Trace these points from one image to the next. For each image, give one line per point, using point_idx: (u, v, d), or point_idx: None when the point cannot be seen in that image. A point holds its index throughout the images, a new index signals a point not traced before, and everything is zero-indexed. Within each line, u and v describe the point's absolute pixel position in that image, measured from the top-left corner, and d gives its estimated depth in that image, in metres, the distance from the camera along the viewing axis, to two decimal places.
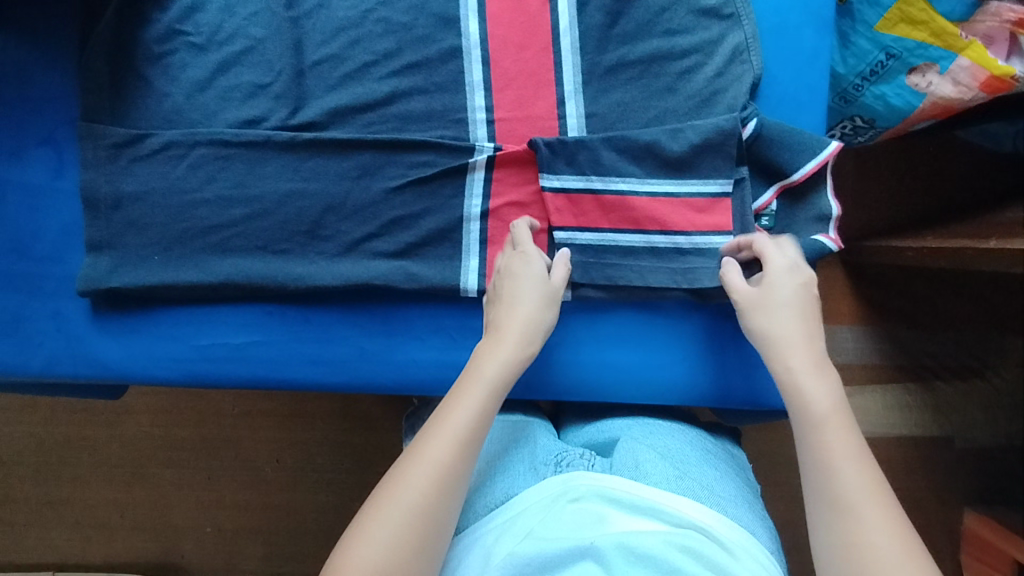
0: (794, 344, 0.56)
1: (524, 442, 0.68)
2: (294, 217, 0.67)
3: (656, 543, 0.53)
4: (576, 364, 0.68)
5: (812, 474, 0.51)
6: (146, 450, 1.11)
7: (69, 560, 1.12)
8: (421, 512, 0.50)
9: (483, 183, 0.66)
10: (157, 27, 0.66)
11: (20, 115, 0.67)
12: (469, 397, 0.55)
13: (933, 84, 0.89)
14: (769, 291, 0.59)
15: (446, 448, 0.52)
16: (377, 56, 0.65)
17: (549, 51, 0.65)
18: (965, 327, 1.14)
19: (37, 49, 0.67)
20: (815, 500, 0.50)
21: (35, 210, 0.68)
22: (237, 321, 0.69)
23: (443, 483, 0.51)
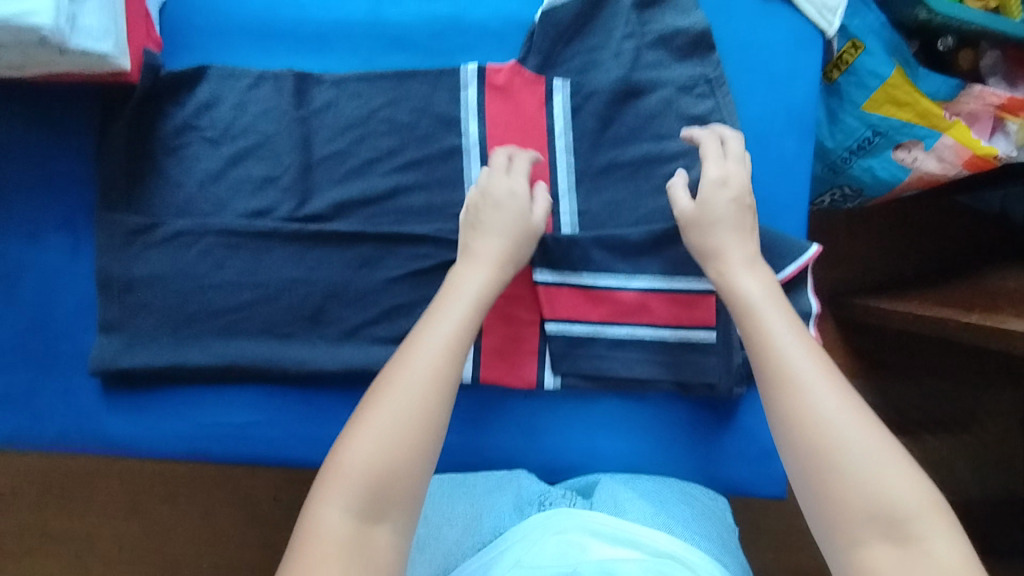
0: (758, 297, 0.57)
1: (506, 477, 0.70)
2: (298, 303, 0.70)
3: (635, 568, 0.54)
4: (563, 446, 0.71)
5: (792, 434, 0.50)
6: (147, 495, 1.13)
7: None
8: (410, 420, 0.51)
9: None
10: (173, 122, 0.69)
11: (39, 200, 0.71)
12: (439, 332, 0.56)
13: (919, 159, 0.92)
14: (729, 255, 0.59)
15: (429, 374, 0.53)
16: (381, 153, 0.69)
17: (545, 153, 0.68)
18: (954, 382, 1.16)
19: (57, 138, 0.70)
20: (793, 413, 0.50)
21: (50, 289, 0.71)
22: (241, 401, 0.72)
23: (422, 399, 0.52)
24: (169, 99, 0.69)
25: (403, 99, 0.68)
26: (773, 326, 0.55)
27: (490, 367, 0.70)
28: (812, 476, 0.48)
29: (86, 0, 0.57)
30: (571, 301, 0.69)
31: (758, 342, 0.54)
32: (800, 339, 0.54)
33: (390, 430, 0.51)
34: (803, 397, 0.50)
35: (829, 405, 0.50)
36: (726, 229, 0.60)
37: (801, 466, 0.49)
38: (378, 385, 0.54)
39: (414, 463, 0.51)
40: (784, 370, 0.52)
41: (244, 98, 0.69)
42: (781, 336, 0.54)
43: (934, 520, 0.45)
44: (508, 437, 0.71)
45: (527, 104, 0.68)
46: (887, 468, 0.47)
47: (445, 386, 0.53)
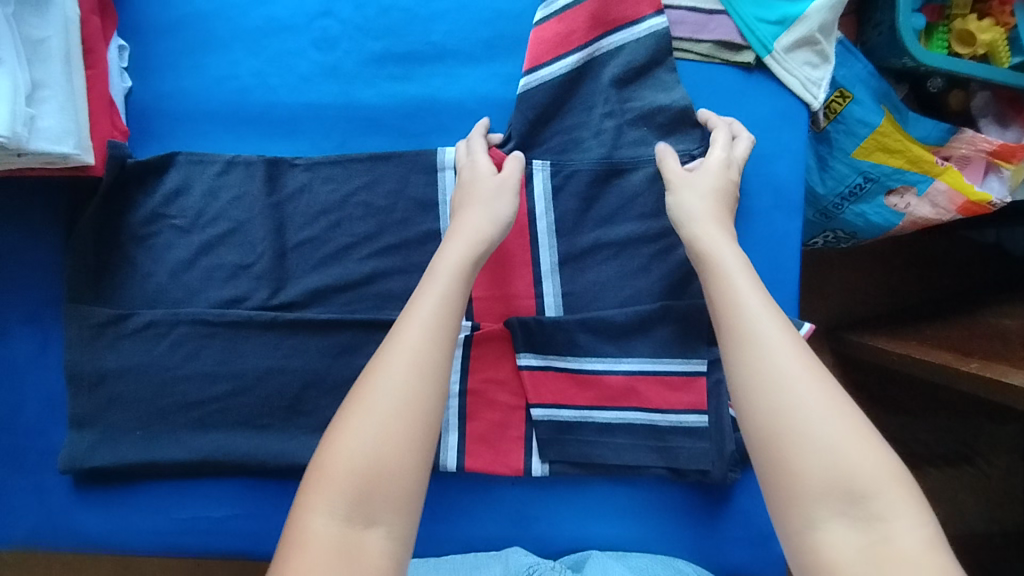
0: (728, 261, 0.54)
1: (494, 554, 0.67)
2: (276, 392, 0.68)
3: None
4: (554, 533, 0.68)
5: (756, 403, 0.47)
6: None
7: None
8: (402, 412, 0.48)
9: (461, 360, 0.67)
10: (142, 210, 0.67)
11: (5, 293, 0.68)
12: (422, 316, 0.52)
13: (911, 205, 0.90)
14: (706, 224, 0.57)
15: (414, 354, 0.50)
16: (357, 238, 0.67)
17: (526, 234, 0.66)
18: (954, 416, 1.14)
19: (23, 229, 0.68)
20: (757, 382, 0.47)
21: (20, 383, 0.69)
22: (219, 494, 0.69)
23: (418, 387, 0.48)
24: (138, 186, 0.67)
25: (380, 182, 0.67)
26: (740, 289, 0.51)
27: (475, 455, 0.67)
28: (769, 445, 0.45)
29: (46, 103, 0.57)
30: (557, 386, 0.66)
31: (724, 312, 0.51)
32: (766, 305, 0.50)
33: (382, 423, 0.47)
34: (767, 363, 0.47)
35: (792, 372, 0.46)
36: (707, 196, 0.59)
37: (759, 435, 0.46)
38: (359, 391, 0.49)
39: (413, 457, 0.47)
40: (747, 336, 0.49)
41: (215, 184, 0.67)
42: (749, 303, 0.50)
43: (893, 493, 0.43)
44: (497, 527, 0.69)
45: None
46: (850, 444, 0.44)
47: (437, 375, 0.49)
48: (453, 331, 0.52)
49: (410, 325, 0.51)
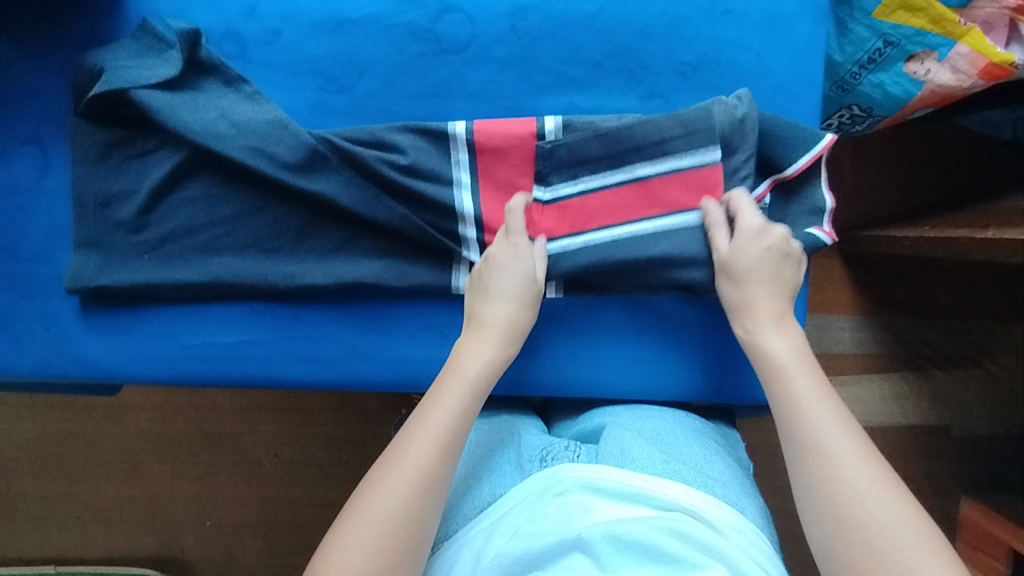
0: (831, 439, 0.51)
1: (508, 442, 0.67)
2: (283, 217, 0.66)
3: (643, 529, 0.53)
4: (580, 362, 0.68)
5: (817, 501, 0.50)
6: (144, 445, 1.13)
7: (72, 556, 1.15)
8: (396, 516, 0.50)
9: (470, 193, 0.64)
10: (147, 105, 0.62)
11: (5, 114, 0.66)
12: (433, 429, 0.54)
13: (931, 71, 0.81)
14: (755, 311, 0.59)
15: (416, 476, 0.52)
16: (364, 49, 0.65)
17: (539, 44, 0.64)
18: (964, 316, 1.10)
19: (21, 44, 0.65)
20: (814, 491, 0.50)
21: (23, 210, 0.67)
22: (229, 320, 0.68)
23: (418, 503, 0.51)
24: (150, 95, 0.63)
25: None
26: (843, 460, 0.50)
27: None
28: (839, 556, 0.47)
29: None
30: (577, 205, 0.64)
31: (824, 490, 0.50)
32: (835, 413, 0.53)
33: (378, 533, 0.49)
34: (826, 462, 0.50)
35: (861, 480, 0.49)
36: (759, 281, 0.60)
37: (831, 547, 0.48)
38: (365, 487, 0.52)
39: (396, 562, 0.49)
40: (856, 527, 0.47)
41: (241, 114, 0.63)
42: (848, 474, 0.49)
43: None
44: None
45: None
46: (908, 547, 0.46)
47: (439, 489, 0.52)
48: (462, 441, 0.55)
49: (426, 428, 0.54)
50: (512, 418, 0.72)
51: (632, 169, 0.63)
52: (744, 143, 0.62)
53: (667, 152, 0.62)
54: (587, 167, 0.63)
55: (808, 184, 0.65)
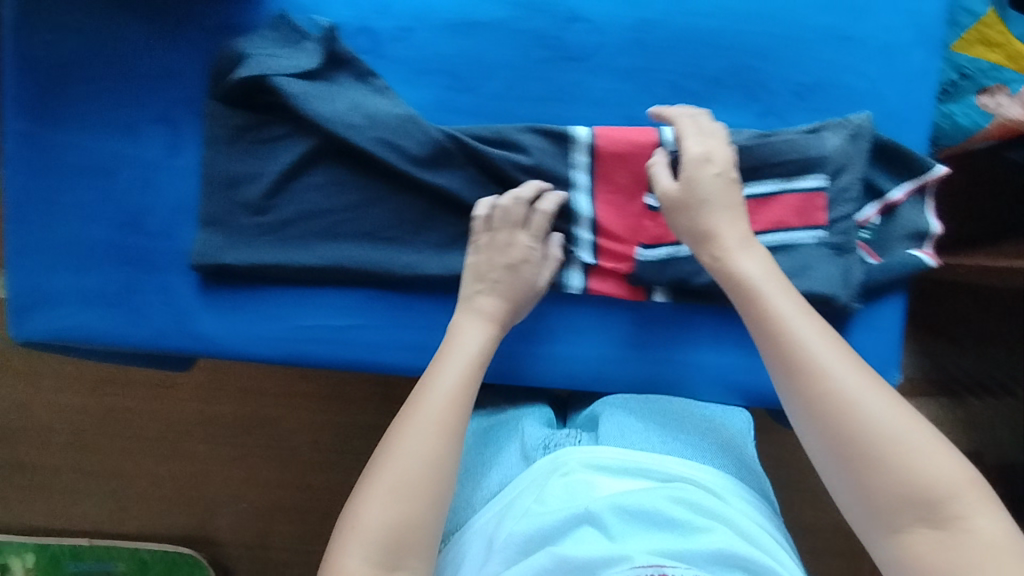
0: (814, 353, 0.54)
1: (508, 430, 0.70)
2: (403, 208, 0.69)
3: (647, 497, 0.59)
4: (565, 358, 0.70)
5: (817, 419, 0.53)
6: (189, 424, 1.15)
7: (108, 529, 1.17)
8: (424, 472, 0.55)
9: (587, 198, 0.68)
10: (287, 93, 0.65)
11: (137, 92, 0.68)
12: (444, 386, 0.59)
13: (1003, 105, 0.78)
14: (727, 241, 0.61)
15: (435, 427, 0.57)
16: (494, 50, 0.67)
17: (663, 57, 0.66)
18: (1007, 347, 1.11)
19: (158, 26, 0.67)
20: (811, 410, 0.53)
21: (149, 185, 0.69)
22: (342, 304, 0.70)
23: (438, 454, 0.56)
24: (291, 83, 0.65)
25: None
26: (822, 370, 0.53)
27: (599, 278, 0.69)
28: (846, 465, 0.51)
29: None
30: None
31: (818, 408, 0.53)
32: (819, 331, 0.56)
33: (405, 484, 0.54)
34: (820, 378, 0.53)
35: (853, 390, 0.52)
36: (724, 212, 0.61)
37: (837, 459, 0.52)
38: (387, 443, 0.57)
39: (420, 508, 0.54)
40: (857, 437, 0.51)
41: (374, 110, 0.66)
42: (836, 385, 0.52)
43: (970, 496, 0.48)
44: (614, 354, 0.70)
45: (649, 6, 0.66)
46: (911, 445, 0.50)
47: (452, 442, 0.57)
48: (468, 400, 0.60)
49: (437, 386, 0.59)
50: (507, 405, 0.73)
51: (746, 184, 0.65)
52: (853, 163, 0.64)
53: (782, 169, 0.65)
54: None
55: (912, 207, 0.67)
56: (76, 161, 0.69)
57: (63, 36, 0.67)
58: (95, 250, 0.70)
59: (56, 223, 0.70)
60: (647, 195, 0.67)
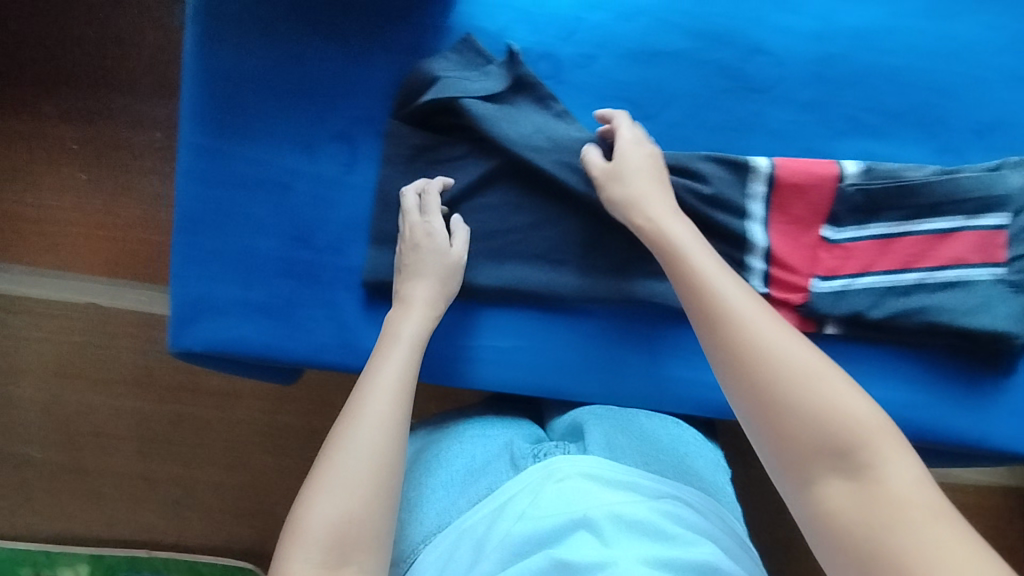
0: (739, 305, 0.52)
1: (492, 444, 0.68)
2: (576, 231, 0.69)
3: (643, 510, 0.55)
4: (683, 381, 0.70)
5: (731, 370, 0.50)
6: (255, 435, 1.13)
7: (168, 538, 1.16)
8: (368, 460, 0.52)
9: (761, 229, 0.67)
10: (472, 116, 0.66)
11: (319, 108, 0.69)
12: (389, 376, 0.58)
13: None
14: (648, 206, 0.61)
15: (377, 416, 0.55)
16: (676, 79, 0.68)
17: (845, 91, 0.67)
18: None
19: (342, 44, 0.68)
20: (725, 360, 0.50)
21: (322, 201, 0.70)
22: (506, 326, 0.70)
23: (384, 440, 0.54)
24: (475, 106, 0.66)
25: (704, 27, 0.68)
26: (752, 323, 0.51)
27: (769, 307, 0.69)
28: (761, 418, 0.48)
29: None
30: (862, 247, 0.67)
31: (735, 360, 0.50)
32: (739, 288, 0.54)
33: (356, 474, 0.52)
34: (733, 329, 0.51)
35: (766, 336, 0.50)
36: (644, 179, 0.62)
37: (750, 412, 0.49)
38: (337, 429, 0.55)
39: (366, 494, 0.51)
40: (763, 382, 0.48)
41: (553, 135, 0.66)
42: (762, 334, 0.50)
43: (880, 445, 0.44)
44: None
45: (831, 42, 0.67)
46: (790, 378, 0.47)
47: (390, 429, 0.55)
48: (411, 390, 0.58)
49: (381, 376, 0.58)
50: (470, 421, 0.72)
51: (925, 219, 0.66)
52: None
53: (963, 206, 0.65)
54: (879, 213, 0.66)
55: None
56: (249, 173, 0.70)
57: (248, 51, 0.68)
58: (261, 263, 0.71)
59: (224, 234, 0.70)
60: (823, 227, 0.67)
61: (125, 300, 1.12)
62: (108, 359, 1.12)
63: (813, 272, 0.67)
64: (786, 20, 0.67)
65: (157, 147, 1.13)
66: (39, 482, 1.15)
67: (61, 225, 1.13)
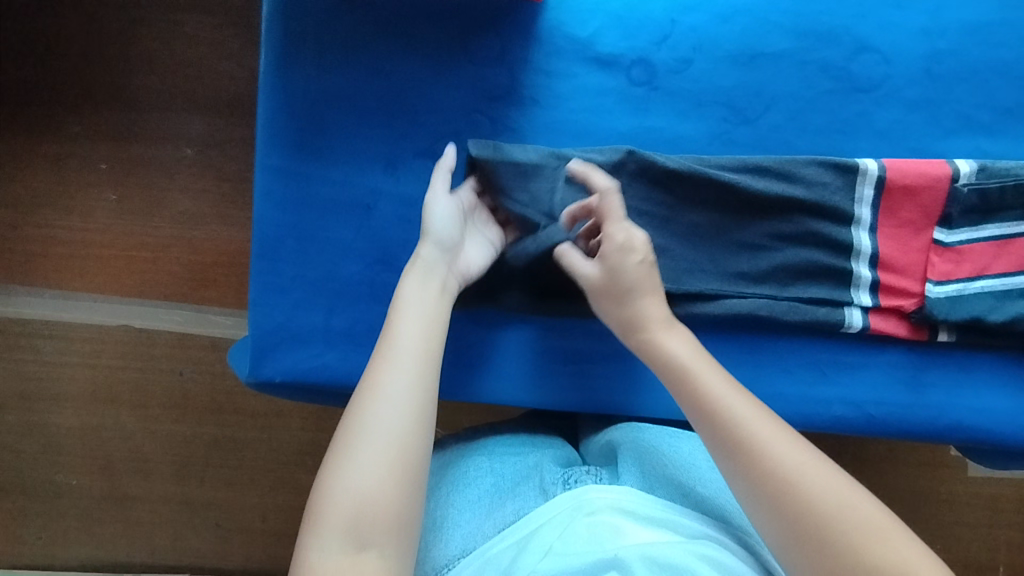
0: (717, 389, 0.51)
1: (521, 465, 0.66)
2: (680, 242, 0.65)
3: (678, 552, 0.51)
4: (797, 398, 0.65)
5: (737, 465, 0.48)
6: (296, 455, 1.08)
7: (207, 565, 1.10)
8: (392, 434, 0.47)
9: (869, 236, 0.64)
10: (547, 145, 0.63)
11: (403, 125, 0.66)
12: (409, 341, 0.51)
13: None
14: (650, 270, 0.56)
15: (401, 387, 0.49)
16: (777, 82, 0.65)
17: (952, 89, 0.65)
18: None
19: (428, 56, 0.66)
20: (728, 454, 0.48)
21: (407, 220, 0.67)
22: (600, 342, 0.68)
23: (406, 414, 0.48)
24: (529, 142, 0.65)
25: (805, 27, 0.65)
26: (740, 414, 0.49)
27: (879, 314, 0.65)
28: (773, 518, 0.46)
29: None
30: (977, 249, 0.63)
31: (739, 457, 0.48)
32: (726, 378, 0.52)
33: (379, 451, 0.46)
34: (730, 420, 0.49)
35: (763, 433, 0.48)
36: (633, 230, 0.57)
37: (761, 510, 0.47)
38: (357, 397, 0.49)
39: (383, 470, 0.46)
40: (765, 477, 0.47)
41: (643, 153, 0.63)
42: (753, 429, 0.48)
43: (891, 538, 0.43)
44: (892, 395, 0.66)
45: (936, 38, 0.65)
46: (792, 478, 0.46)
47: (422, 398, 0.49)
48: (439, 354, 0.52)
49: (401, 338, 0.51)
50: (497, 438, 0.71)
51: None
52: None
53: None
54: (997, 213, 0.63)
55: None
56: (329, 193, 0.67)
57: (330, 66, 0.66)
58: (342, 287, 0.67)
59: (304, 258, 0.67)
60: (935, 229, 0.64)
61: (161, 322, 1.07)
62: (149, 382, 1.08)
63: (925, 276, 0.64)
64: (890, 16, 0.65)
65: (188, 163, 1.08)
66: (75, 513, 1.10)
67: (90, 246, 1.08)
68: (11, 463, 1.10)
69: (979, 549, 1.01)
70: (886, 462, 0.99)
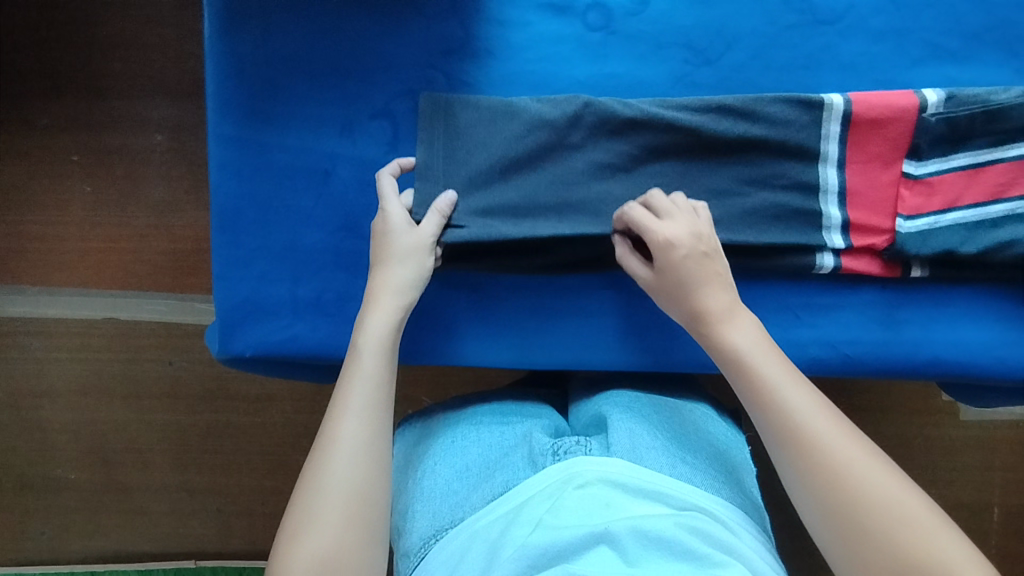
0: (773, 375, 0.52)
1: (508, 435, 0.65)
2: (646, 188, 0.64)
3: (668, 525, 0.51)
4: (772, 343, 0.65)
5: (794, 453, 0.50)
6: (289, 438, 1.08)
7: (208, 550, 1.10)
8: (347, 490, 0.49)
9: (837, 176, 0.63)
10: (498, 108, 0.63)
11: (357, 86, 0.64)
12: (362, 400, 0.53)
13: None
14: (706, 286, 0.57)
15: (356, 444, 0.51)
16: (737, 19, 0.64)
17: (918, 17, 0.63)
18: None
19: (378, 14, 0.64)
20: (782, 441, 0.51)
21: (367, 184, 0.66)
22: (575, 300, 0.66)
23: (364, 469, 0.51)
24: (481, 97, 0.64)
25: None
26: (795, 401, 0.51)
27: (851, 254, 0.64)
28: (829, 506, 0.48)
29: None
30: (947, 180, 0.62)
31: (795, 445, 0.50)
32: (781, 364, 0.54)
33: (337, 507, 0.49)
34: (784, 407, 0.51)
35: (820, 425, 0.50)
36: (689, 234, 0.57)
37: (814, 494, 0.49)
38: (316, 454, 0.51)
39: (343, 529, 0.48)
40: (823, 466, 0.49)
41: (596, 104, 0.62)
42: (809, 421, 0.50)
43: (937, 533, 0.46)
44: (868, 334, 0.65)
45: None
46: (853, 470, 0.48)
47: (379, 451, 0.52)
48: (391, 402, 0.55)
49: (356, 395, 0.53)
50: (488, 407, 0.70)
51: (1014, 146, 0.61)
52: None
53: None
54: (966, 142, 0.62)
55: None
56: (288, 162, 0.65)
57: (279, 29, 0.64)
58: (307, 257, 0.66)
59: (266, 230, 0.66)
60: (904, 162, 0.63)
61: (145, 312, 1.06)
62: (137, 373, 1.07)
63: (895, 212, 0.63)
64: None
65: (160, 151, 1.06)
66: (74, 507, 1.11)
67: (67, 240, 1.06)
68: (6, 462, 1.10)
69: (974, 492, 1.01)
70: (875, 411, 0.99)
